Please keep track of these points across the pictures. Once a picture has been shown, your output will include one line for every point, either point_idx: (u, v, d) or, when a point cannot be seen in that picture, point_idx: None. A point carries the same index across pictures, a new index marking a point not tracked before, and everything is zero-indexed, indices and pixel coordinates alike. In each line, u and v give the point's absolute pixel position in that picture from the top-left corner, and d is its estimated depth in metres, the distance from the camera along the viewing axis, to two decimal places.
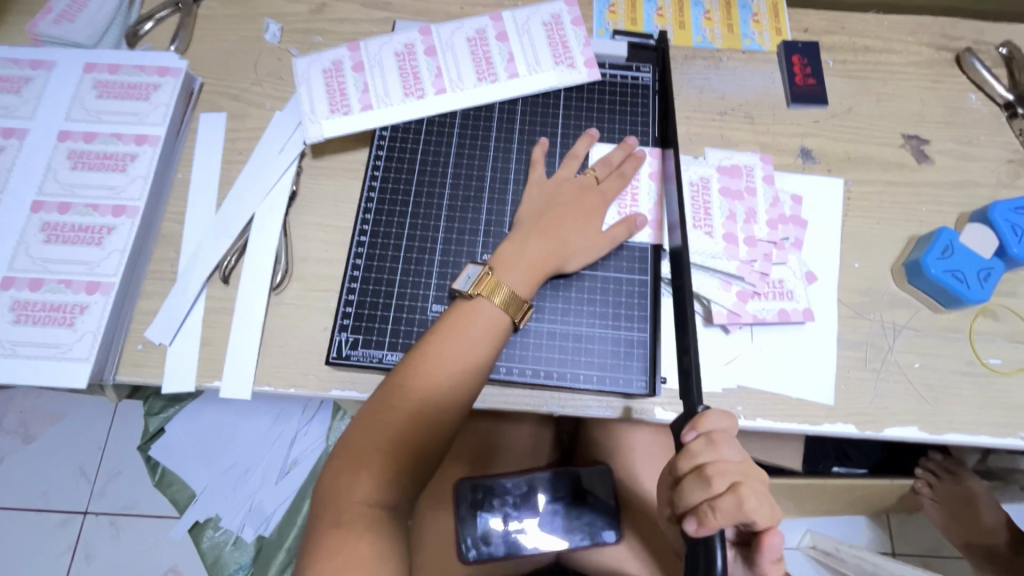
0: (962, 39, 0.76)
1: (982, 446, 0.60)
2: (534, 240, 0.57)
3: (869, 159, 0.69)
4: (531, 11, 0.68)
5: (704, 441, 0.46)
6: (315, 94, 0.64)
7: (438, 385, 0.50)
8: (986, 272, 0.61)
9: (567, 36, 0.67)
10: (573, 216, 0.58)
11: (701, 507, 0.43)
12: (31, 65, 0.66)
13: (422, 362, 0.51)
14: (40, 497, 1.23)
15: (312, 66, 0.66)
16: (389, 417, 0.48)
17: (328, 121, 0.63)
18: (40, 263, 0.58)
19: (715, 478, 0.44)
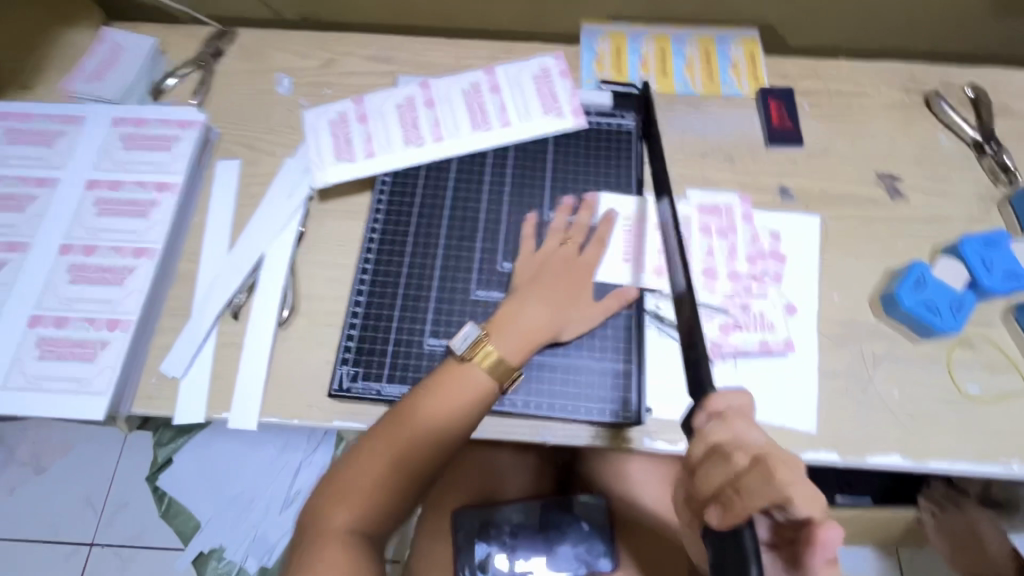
0: (930, 82, 0.80)
1: (965, 473, 0.61)
2: (527, 313, 0.60)
3: (845, 196, 0.73)
4: (521, 66, 0.75)
5: (715, 420, 0.38)
6: (322, 144, 0.70)
7: (433, 426, 0.54)
8: (958, 303, 0.64)
9: (555, 88, 0.73)
10: (560, 288, 0.62)
11: (724, 492, 0.34)
12: (64, 120, 0.72)
13: (420, 403, 0.55)
14: (49, 528, 1.25)
15: (320, 119, 0.72)
16: (383, 452, 0.53)
17: (333, 168, 0.69)
18: (66, 302, 0.63)
19: (734, 454, 0.35)
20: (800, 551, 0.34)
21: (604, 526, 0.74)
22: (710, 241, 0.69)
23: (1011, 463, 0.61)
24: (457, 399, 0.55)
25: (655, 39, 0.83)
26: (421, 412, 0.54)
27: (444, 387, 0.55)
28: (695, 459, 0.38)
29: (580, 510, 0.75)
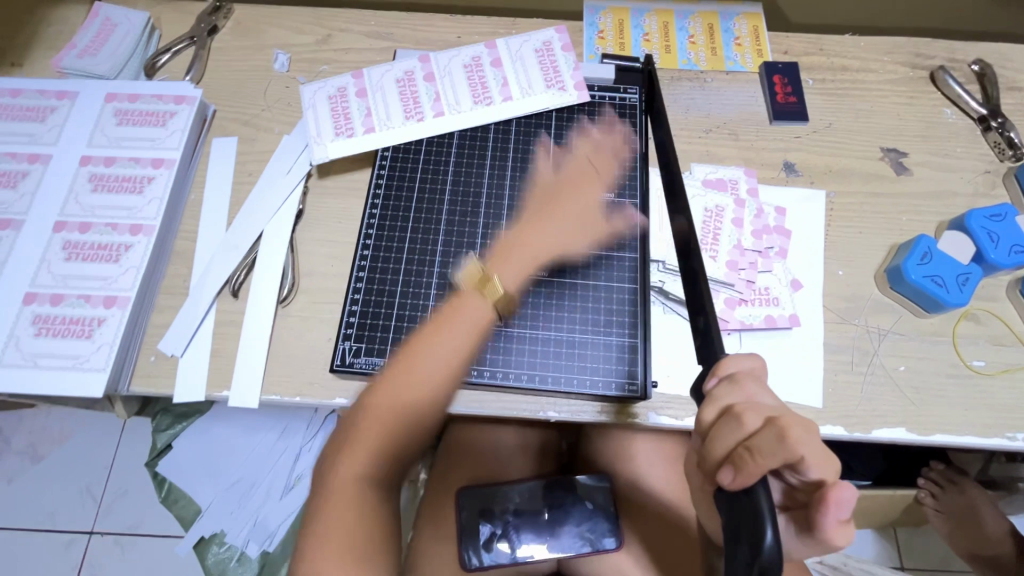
0: (936, 57, 0.80)
1: (970, 446, 0.61)
2: (534, 235, 0.58)
3: (850, 172, 0.73)
4: (523, 38, 0.73)
5: (727, 385, 0.38)
6: (321, 118, 0.68)
7: (436, 368, 0.51)
8: (964, 277, 0.63)
9: (557, 61, 0.72)
10: (574, 204, 0.61)
11: (736, 452, 0.34)
12: (56, 95, 0.70)
13: (421, 345, 0.52)
14: (47, 516, 1.24)
15: (319, 93, 0.70)
16: (386, 401, 0.51)
17: (333, 142, 0.67)
18: (61, 280, 0.61)
19: (746, 415, 0.35)
20: (811, 511, 0.34)
21: (607, 505, 0.73)
22: (716, 216, 0.68)
23: (1016, 436, 0.61)
24: (461, 337, 0.52)
25: (657, 14, 0.82)
26: (422, 353, 0.52)
27: (444, 323, 0.53)
28: (706, 423, 0.37)
29: (582, 489, 0.74)
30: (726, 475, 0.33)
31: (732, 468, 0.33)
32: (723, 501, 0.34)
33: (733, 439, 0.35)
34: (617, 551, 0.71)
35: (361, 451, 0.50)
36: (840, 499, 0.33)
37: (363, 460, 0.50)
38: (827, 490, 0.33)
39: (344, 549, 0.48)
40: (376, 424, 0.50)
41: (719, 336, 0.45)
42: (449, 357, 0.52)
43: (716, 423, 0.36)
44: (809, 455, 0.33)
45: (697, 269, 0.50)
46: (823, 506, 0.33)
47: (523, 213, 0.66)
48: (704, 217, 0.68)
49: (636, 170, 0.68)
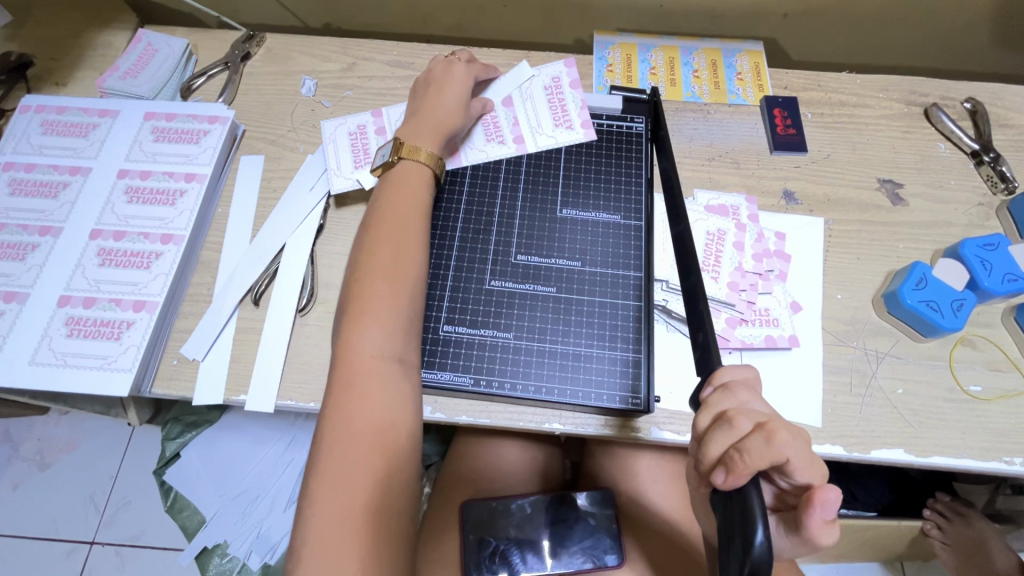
0: (929, 95, 0.83)
1: (968, 469, 0.62)
2: (423, 116, 0.68)
3: (847, 201, 0.76)
4: (532, 74, 0.77)
5: (720, 393, 0.39)
6: (342, 154, 0.73)
7: (375, 332, 0.55)
8: (959, 302, 0.65)
9: (565, 98, 0.76)
10: (443, 78, 0.71)
11: (727, 455, 0.35)
12: (99, 113, 0.75)
13: (358, 299, 0.57)
14: (50, 525, 1.25)
15: (340, 130, 0.75)
16: (350, 379, 0.53)
17: (353, 174, 0.71)
18: (94, 284, 0.65)
19: (737, 419, 0.36)
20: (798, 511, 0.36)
21: (610, 520, 0.74)
22: (719, 242, 0.70)
23: (1013, 461, 0.62)
24: (394, 300, 0.57)
25: (663, 50, 0.87)
26: (360, 325, 0.55)
27: (368, 291, 0.57)
28: (701, 428, 0.38)
29: (584, 505, 0.75)
30: (719, 476, 0.35)
31: (724, 469, 0.35)
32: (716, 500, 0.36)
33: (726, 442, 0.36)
34: (619, 569, 0.72)
35: (347, 439, 0.51)
36: (825, 501, 0.35)
37: (356, 446, 0.50)
38: (814, 492, 0.35)
39: (369, 533, 0.48)
40: (352, 406, 0.52)
41: (718, 350, 0.46)
42: (386, 318, 0.56)
43: (709, 427, 0.38)
44: (796, 457, 0.35)
45: (700, 285, 0.51)
46: (810, 507, 0.35)
47: (533, 230, 0.69)
48: (707, 240, 0.71)
49: (642, 195, 0.71)
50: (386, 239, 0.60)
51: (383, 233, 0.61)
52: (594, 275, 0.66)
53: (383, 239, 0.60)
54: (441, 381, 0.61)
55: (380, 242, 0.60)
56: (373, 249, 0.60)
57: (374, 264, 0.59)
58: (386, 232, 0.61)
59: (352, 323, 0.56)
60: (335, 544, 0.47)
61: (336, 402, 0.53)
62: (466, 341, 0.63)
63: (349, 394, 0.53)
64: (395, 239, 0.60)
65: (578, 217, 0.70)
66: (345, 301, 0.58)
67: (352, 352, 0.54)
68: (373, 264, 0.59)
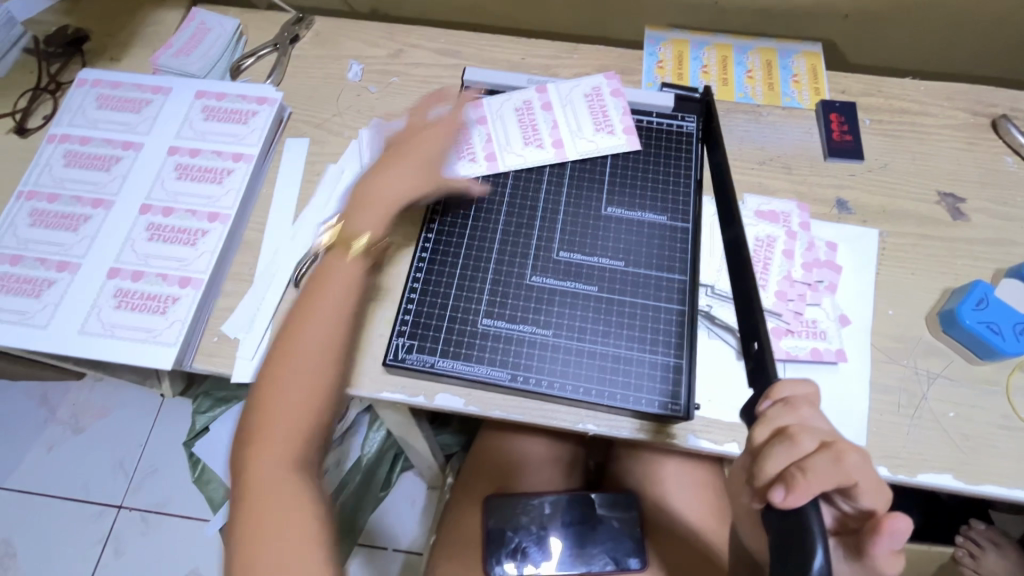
0: (997, 106, 0.79)
1: (1020, 501, 0.59)
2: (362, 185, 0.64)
3: (904, 213, 0.72)
4: (573, 83, 0.75)
5: (780, 407, 0.37)
6: (380, 164, 0.72)
7: (298, 398, 0.54)
8: (1022, 326, 0.62)
9: (606, 105, 0.74)
10: (410, 147, 0.66)
11: (788, 472, 0.34)
12: (152, 89, 0.76)
13: (286, 347, 0.56)
14: (80, 487, 1.29)
15: (379, 142, 0.74)
16: (268, 440, 0.53)
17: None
18: (142, 258, 0.66)
19: (801, 437, 0.35)
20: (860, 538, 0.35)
21: (634, 524, 0.73)
22: (767, 250, 0.68)
23: None
24: (312, 362, 0.56)
25: (716, 48, 0.84)
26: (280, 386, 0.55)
27: (292, 347, 0.56)
28: (758, 442, 0.37)
29: (608, 505, 0.74)
30: (777, 493, 0.34)
31: (783, 487, 0.34)
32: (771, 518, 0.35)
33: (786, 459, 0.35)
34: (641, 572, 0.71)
35: (268, 498, 0.51)
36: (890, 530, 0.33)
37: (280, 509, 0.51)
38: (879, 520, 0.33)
39: None
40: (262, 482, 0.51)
41: (773, 361, 0.45)
42: (297, 380, 0.55)
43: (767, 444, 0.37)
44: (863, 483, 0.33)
45: (756, 290, 0.49)
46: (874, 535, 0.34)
47: (576, 228, 0.67)
48: (755, 245, 0.68)
49: (691, 197, 0.69)
50: (318, 293, 0.59)
51: (318, 290, 0.59)
52: (637, 276, 0.65)
53: (310, 297, 0.58)
54: (478, 374, 0.61)
55: (310, 298, 0.58)
56: (301, 307, 0.58)
57: (305, 325, 0.57)
58: (315, 290, 0.59)
59: (273, 383, 0.55)
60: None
61: (258, 458, 0.53)
62: (506, 335, 0.62)
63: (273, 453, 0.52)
64: (325, 296, 0.58)
65: (622, 216, 0.68)
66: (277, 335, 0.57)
67: (278, 410, 0.54)
68: (303, 325, 0.57)
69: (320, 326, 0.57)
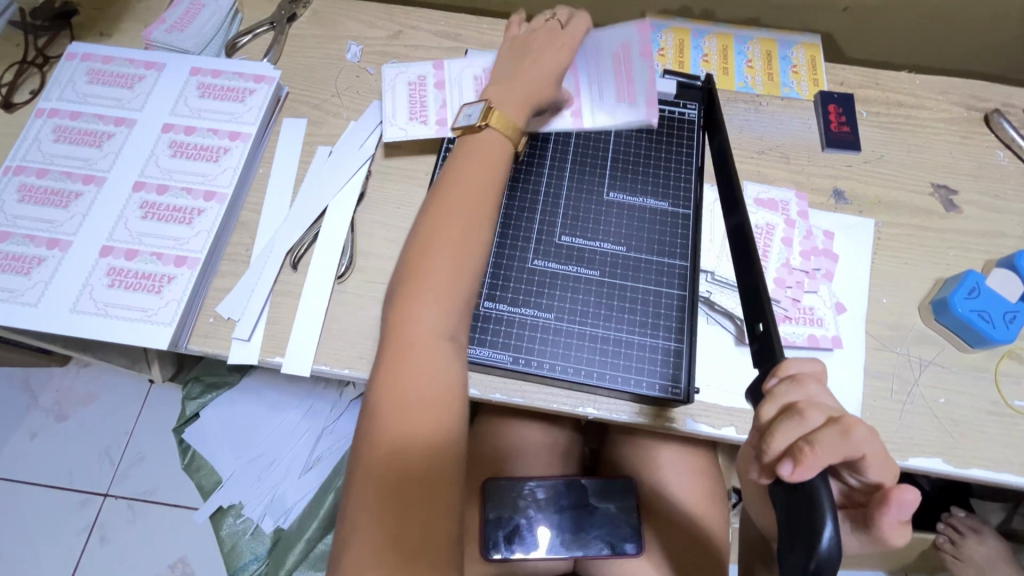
0: (990, 100, 0.81)
1: (1006, 484, 0.61)
2: (514, 83, 0.62)
3: (899, 204, 0.74)
4: (601, 37, 0.69)
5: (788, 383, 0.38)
6: (399, 102, 0.71)
7: (433, 303, 0.52)
8: (1012, 314, 0.64)
9: (634, 68, 0.68)
10: (548, 53, 0.64)
11: (796, 447, 0.35)
12: (144, 65, 0.74)
13: (424, 256, 0.53)
14: (65, 474, 1.27)
15: (399, 78, 0.72)
16: (404, 353, 0.50)
17: (407, 126, 0.70)
18: (135, 236, 0.65)
19: (810, 413, 0.35)
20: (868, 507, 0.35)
21: (632, 510, 0.73)
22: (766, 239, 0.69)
23: None
24: (455, 273, 0.53)
25: (717, 37, 0.85)
26: (416, 299, 0.52)
27: (428, 256, 0.53)
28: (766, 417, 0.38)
29: (606, 491, 0.74)
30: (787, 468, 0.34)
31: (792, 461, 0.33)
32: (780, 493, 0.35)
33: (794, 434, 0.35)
34: (637, 556, 0.72)
35: (406, 407, 0.48)
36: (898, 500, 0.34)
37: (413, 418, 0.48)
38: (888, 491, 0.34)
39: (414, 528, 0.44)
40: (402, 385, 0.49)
41: (778, 342, 0.45)
42: (439, 293, 0.52)
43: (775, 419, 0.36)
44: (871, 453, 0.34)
45: (758, 272, 0.49)
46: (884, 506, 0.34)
47: (578, 213, 0.67)
48: (755, 233, 0.69)
49: (692, 183, 0.69)
50: (450, 212, 0.55)
51: (450, 207, 0.55)
52: (639, 262, 0.65)
53: (443, 214, 0.55)
54: (479, 357, 0.61)
55: (436, 216, 0.55)
56: (430, 226, 0.55)
57: (437, 237, 0.54)
58: (448, 205, 0.56)
59: (407, 299, 0.52)
60: (384, 515, 0.44)
61: (392, 373, 0.50)
62: (507, 319, 0.62)
63: (404, 364, 0.50)
64: (459, 211, 0.55)
65: (624, 201, 0.68)
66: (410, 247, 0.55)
67: (406, 324, 0.51)
68: (433, 239, 0.54)
69: (464, 242, 0.54)
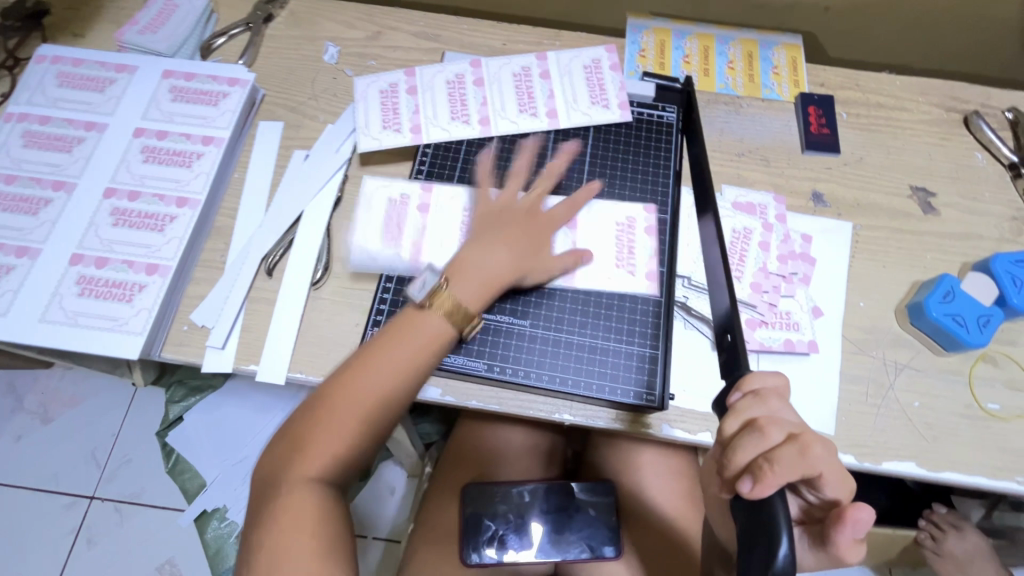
0: (970, 102, 0.81)
1: (979, 486, 0.61)
2: (503, 238, 0.60)
3: (878, 207, 0.74)
4: (574, 53, 0.75)
5: (749, 399, 0.38)
6: (373, 221, 0.66)
7: (351, 421, 0.50)
8: (985, 318, 0.64)
9: (636, 241, 0.66)
10: (526, 248, 0.61)
11: (756, 463, 0.35)
12: (116, 68, 0.73)
13: (356, 371, 0.51)
14: (50, 478, 1.26)
15: (381, 192, 0.67)
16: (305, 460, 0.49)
17: (377, 250, 0.65)
18: (106, 244, 0.64)
19: (769, 429, 0.36)
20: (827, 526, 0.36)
21: (609, 512, 0.74)
22: (744, 243, 0.69)
23: None
24: (382, 392, 0.51)
25: (698, 38, 0.84)
26: (300, 454, 0.49)
27: (359, 371, 0.51)
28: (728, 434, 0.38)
29: (585, 495, 0.75)
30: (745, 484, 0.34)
31: (751, 478, 0.34)
32: (739, 507, 0.35)
33: (753, 450, 0.36)
34: (616, 560, 0.72)
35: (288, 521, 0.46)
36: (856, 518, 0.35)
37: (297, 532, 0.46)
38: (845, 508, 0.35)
39: None
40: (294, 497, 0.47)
41: (745, 349, 0.45)
42: (331, 452, 0.49)
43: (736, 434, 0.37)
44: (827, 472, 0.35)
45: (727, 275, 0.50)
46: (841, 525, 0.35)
47: None
48: (732, 237, 0.69)
49: (669, 188, 0.70)
50: (367, 372, 0.51)
51: (363, 377, 0.51)
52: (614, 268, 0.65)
53: (352, 382, 0.51)
54: (454, 364, 0.61)
55: (347, 379, 0.51)
56: (340, 382, 0.51)
57: (375, 356, 0.52)
58: (361, 373, 0.51)
59: (294, 449, 0.50)
60: None
61: (261, 518, 0.48)
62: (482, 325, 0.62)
63: (275, 509, 0.47)
64: (404, 330, 0.53)
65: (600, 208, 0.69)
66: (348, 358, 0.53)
67: (286, 472, 0.49)
68: (336, 403, 0.50)
69: (368, 408, 0.50)
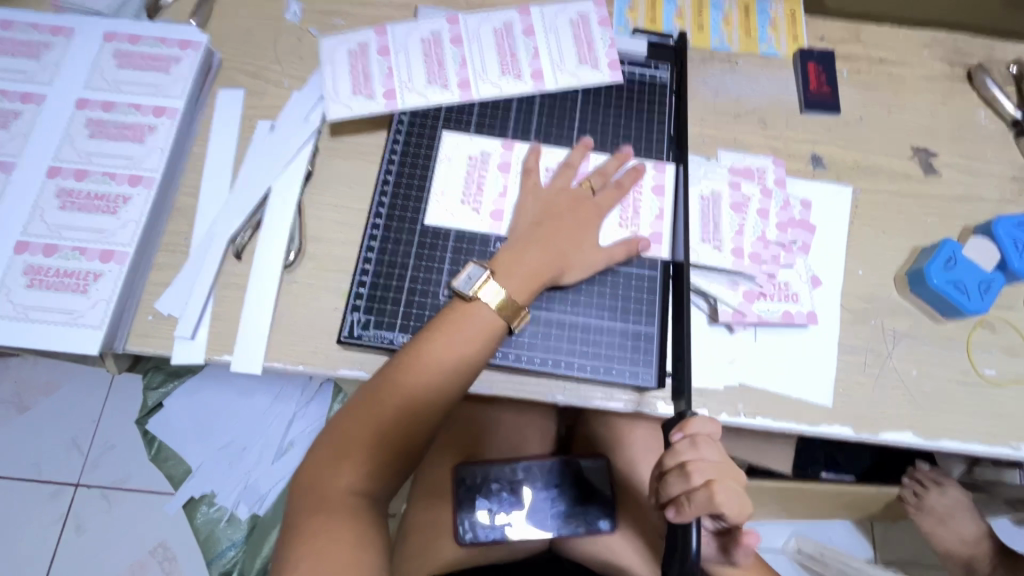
0: (974, 55, 0.77)
1: (973, 453, 0.61)
2: (545, 238, 0.58)
3: (878, 169, 0.70)
4: (560, 7, 0.69)
5: (688, 441, 0.48)
6: (451, 180, 0.64)
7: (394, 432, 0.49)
8: (985, 284, 0.63)
9: (673, 205, 0.64)
10: (568, 241, 0.58)
11: (678, 498, 0.46)
12: (51, 31, 0.66)
13: (400, 379, 0.50)
14: (20, 470, 1.18)
15: (461, 148, 0.65)
16: (336, 474, 0.47)
17: (455, 211, 0.63)
18: (54, 230, 0.59)
19: (694, 474, 0.46)
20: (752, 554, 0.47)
21: (605, 489, 0.72)
22: (739, 216, 0.65)
23: (1019, 446, 0.61)
24: (425, 404, 0.50)
25: None
26: (346, 461, 0.48)
27: (403, 382, 0.50)
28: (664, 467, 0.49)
29: (582, 472, 0.73)
30: (669, 512, 0.46)
31: (674, 508, 0.46)
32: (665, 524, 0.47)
33: (680, 486, 0.47)
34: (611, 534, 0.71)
35: (320, 533, 0.44)
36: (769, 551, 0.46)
37: (325, 551, 0.44)
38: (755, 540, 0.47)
39: None
40: (324, 509, 0.46)
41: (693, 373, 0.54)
42: (377, 454, 0.48)
43: (670, 471, 0.48)
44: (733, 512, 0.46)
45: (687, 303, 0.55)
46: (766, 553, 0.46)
47: None
48: (701, 206, 0.66)
49: (665, 152, 0.66)
50: (424, 370, 0.51)
51: (413, 376, 0.51)
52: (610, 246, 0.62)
53: (402, 383, 0.50)
54: None
55: (395, 380, 0.50)
56: (387, 383, 0.50)
57: (420, 368, 0.51)
58: (411, 372, 0.51)
59: (336, 456, 0.48)
60: None
61: (300, 529, 0.45)
62: None
63: (317, 524, 0.45)
64: (448, 342, 0.52)
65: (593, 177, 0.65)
66: (391, 364, 0.52)
67: (330, 481, 0.47)
68: (384, 406, 0.49)
69: (428, 403, 0.50)
